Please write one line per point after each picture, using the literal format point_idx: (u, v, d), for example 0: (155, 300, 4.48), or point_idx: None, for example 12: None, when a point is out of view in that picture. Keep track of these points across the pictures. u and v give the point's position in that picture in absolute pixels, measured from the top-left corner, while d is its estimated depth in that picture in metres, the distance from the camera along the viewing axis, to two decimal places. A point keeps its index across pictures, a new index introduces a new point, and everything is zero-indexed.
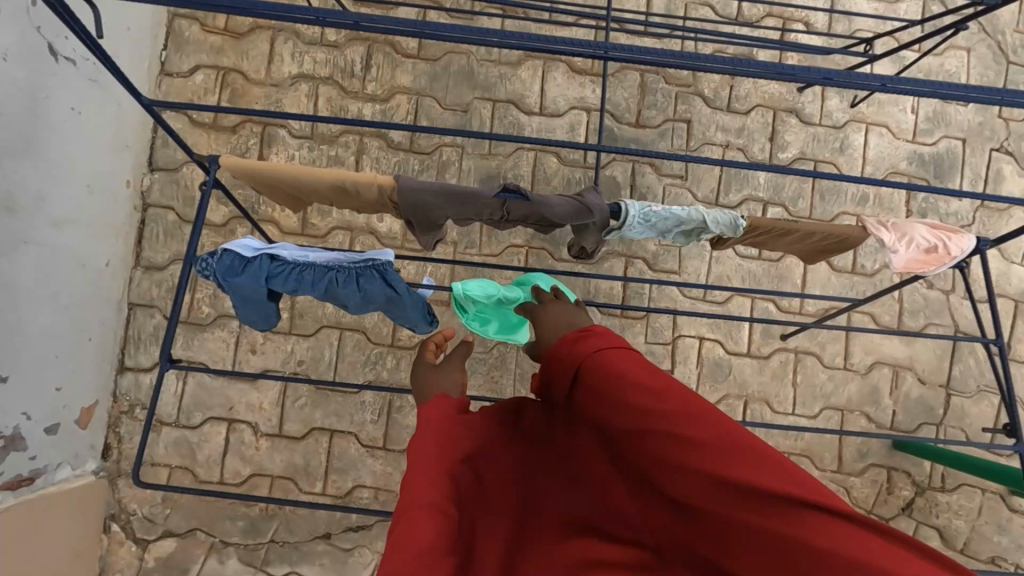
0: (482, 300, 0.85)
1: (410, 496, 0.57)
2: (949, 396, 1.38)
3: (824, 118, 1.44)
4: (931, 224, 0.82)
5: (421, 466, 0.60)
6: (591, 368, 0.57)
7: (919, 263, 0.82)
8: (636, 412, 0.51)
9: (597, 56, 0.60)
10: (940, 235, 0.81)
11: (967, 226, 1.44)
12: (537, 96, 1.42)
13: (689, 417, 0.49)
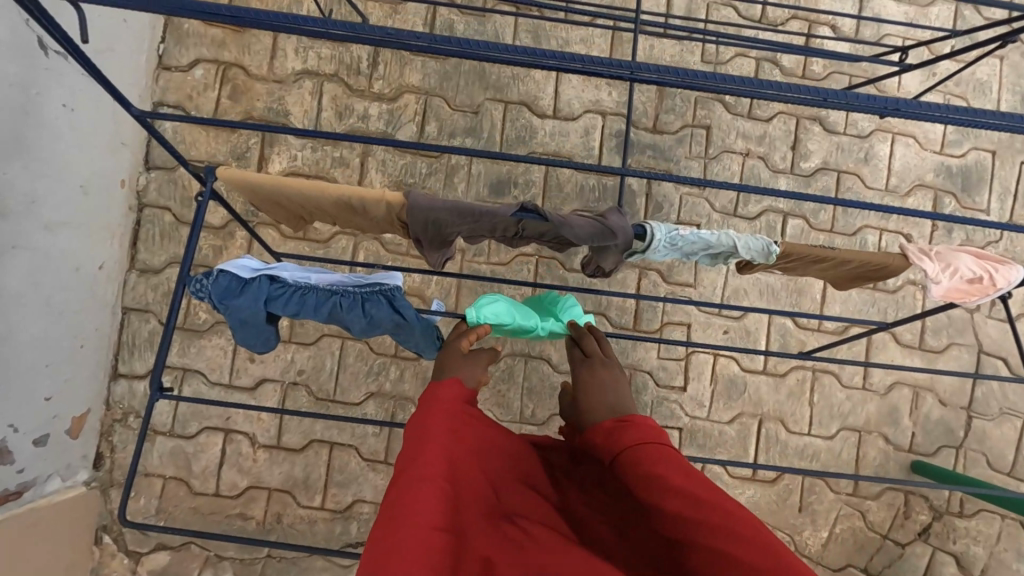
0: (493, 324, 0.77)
1: (411, 481, 0.55)
2: (971, 418, 1.34)
3: (849, 127, 1.38)
4: (976, 253, 0.77)
5: (429, 457, 0.58)
6: (630, 454, 0.59)
7: (960, 293, 0.77)
8: (671, 508, 0.53)
9: (623, 76, 0.53)
10: (986, 266, 0.76)
11: (995, 242, 1.38)
12: (551, 99, 1.36)
13: (729, 533, 0.50)
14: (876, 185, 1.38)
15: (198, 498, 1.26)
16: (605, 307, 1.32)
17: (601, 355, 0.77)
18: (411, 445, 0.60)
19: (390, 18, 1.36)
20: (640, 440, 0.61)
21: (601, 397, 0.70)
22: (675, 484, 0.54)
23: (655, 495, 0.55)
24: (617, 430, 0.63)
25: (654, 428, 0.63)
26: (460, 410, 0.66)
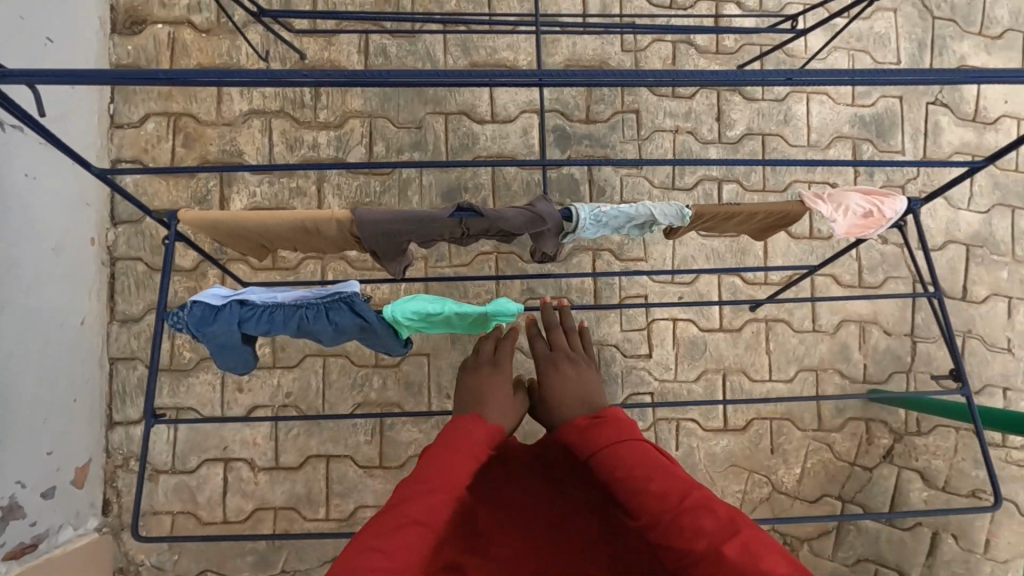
0: (412, 320, 0.79)
1: (417, 493, 0.72)
2: (915, 343, 1.45)
3: (766, 93, 1.48)
4: (865, 191, 0.87)
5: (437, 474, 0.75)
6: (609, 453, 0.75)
7: (859, 228, 0.86)
8: (655, 506, 0.68)
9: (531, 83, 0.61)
10: (873, 201, 0.86)
11: (913, 179, 1.49)
12: (488, 105, 1.45)
13: (708, 529, 0.63)
14: (798, 143, 1.48)
15: (208, 527, 1.32)
16: (566, 291, 1.41)
17: (575, 349, 0.98)
18: (424, 468, 0.77)
19: (326, 51, 1.44)
20: (619, 437, 0.76)
21: (569, 388, 0.92)
22: (656, 485, 0.69)
23: (636, 491, 0.70)
24: (599, 425, 0.80)
25: (638, 426, 0.79)
26: (469, 422, 0.86)
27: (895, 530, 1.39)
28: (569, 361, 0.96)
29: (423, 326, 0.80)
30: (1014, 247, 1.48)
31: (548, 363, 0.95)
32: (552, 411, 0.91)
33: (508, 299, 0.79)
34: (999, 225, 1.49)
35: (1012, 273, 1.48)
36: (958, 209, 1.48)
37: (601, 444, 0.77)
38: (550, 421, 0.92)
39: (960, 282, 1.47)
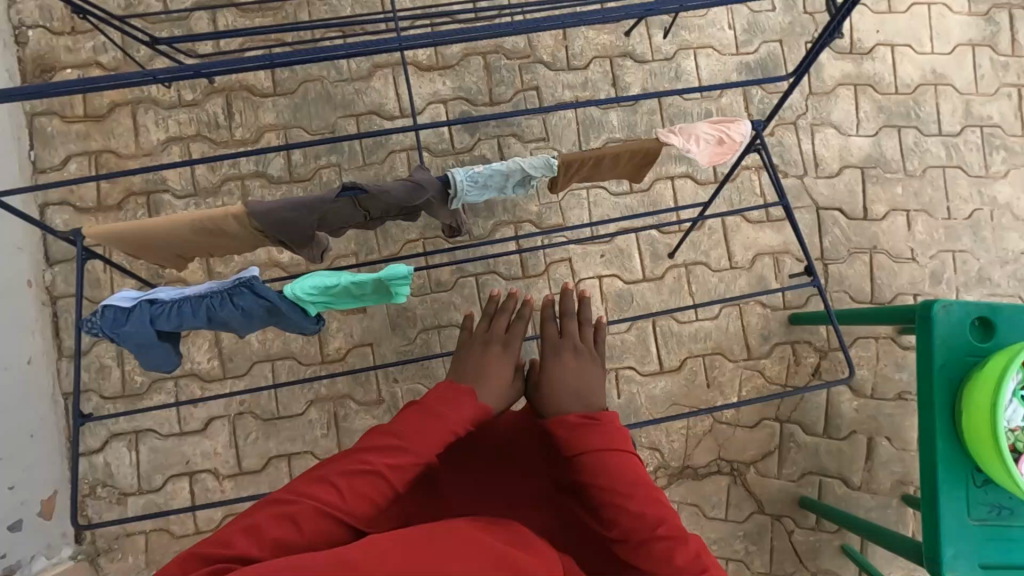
0: (314, 294, 0.86)
1: (390, 448, 0.78)
2: (827, 266, 1.54)
3: (655, 54, 1.57)
4: (714, 120, 0.95)
5: (416, 437, 0.80)
6: (596, 458, 0.85)
7: (716, 155, 0.95)
8: (626, 522, 0.79)
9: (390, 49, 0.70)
10: (722, 128, 0.94)
11: (803, 114, 1.59)
12: (395, 101, 1.52)
13: (672, 555, 0.76)
14: (692, 97, 1.58)
15: (182, 540, 1.36)
16: (494, 265, 1.49)
17: (586, 343, 1.10)
18: (401, 424, 0.82)
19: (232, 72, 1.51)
20: (606, 446, 0.86)
21: (566, 374, 1.02)
22: (635, 505, 0.80)
23: (612, 500, 0.81)
24: (592, 428, 0.88)
25: (628, 437, 0.89)
26: (460, 395, 0.90)
27: (832, 441, 1.48)
28: (573, 350, 1.07)
29: (328, 298, 0.87)
30: (904, 163, 1.59)
31: (556, 349, 1.07)
32: (543, 391, 1.01)
33: (397, 264, 0.85)
34: (887, 145, 1.59)
35: (906, 188, 1.58)
36: (847, 136, 1.59)
37: (590, 447, 0.86)
38: (541, 401, 1.00)
39: (860, 203, 1.57)
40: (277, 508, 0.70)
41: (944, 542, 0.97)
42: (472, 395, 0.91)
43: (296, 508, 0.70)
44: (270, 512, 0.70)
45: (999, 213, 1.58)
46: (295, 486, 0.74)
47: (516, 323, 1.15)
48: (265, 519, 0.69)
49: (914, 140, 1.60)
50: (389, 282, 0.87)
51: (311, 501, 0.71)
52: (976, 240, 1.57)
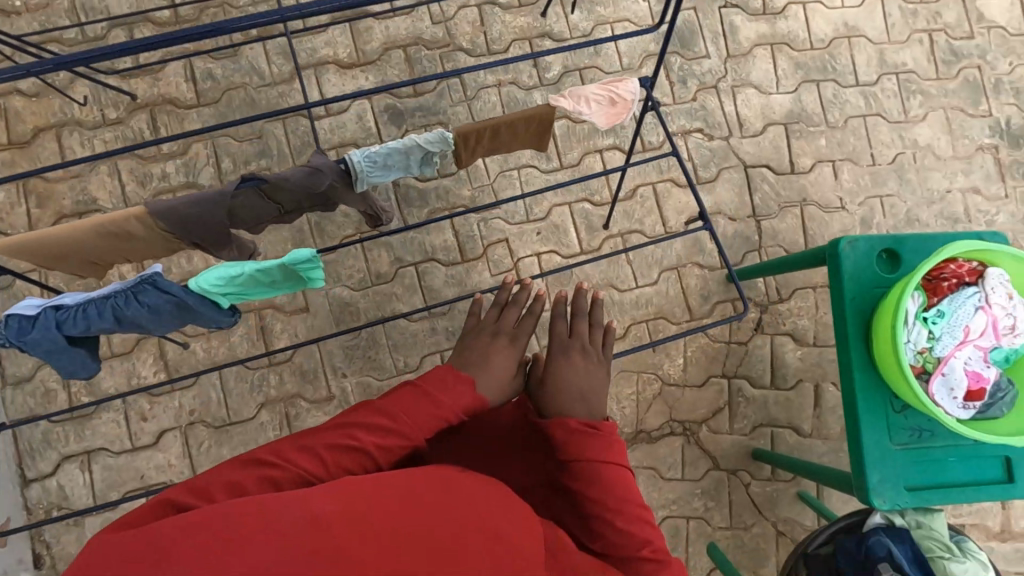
0: (222, 286, 0.87)
1: (384, 425, 0.85)
2: (760, 223, 1.57)
3: (573, 32, 1.60)
4: (603, 81, 0.97)
5: (415, 420, 0.87)
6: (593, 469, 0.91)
7: (608, 113, 0.97)
8: (610, 533, 0.86)
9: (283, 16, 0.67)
10: (610, 88, 0.96)
11: (722, 78, 1.62)
12: (319, 101, 1.54)
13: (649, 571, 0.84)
14: (613, 70, 1.61)
15: None
16: (432, 252, 1.51)
17: (593, 346, 1.20)
18: (399, 404, 0.87)
19: (154, 87, 1.51)
20: (602, 456, 0.93)
21: (571, 375, 1.11)
22: (624, 518, 0.87)
23: (603, 512, 0.87)
24: (593, 439, 0.94)
25: (624, 451, 0.95)
26: (459, 382, 0.95)
27: (780, 391, 1.51)
28: (580, 352, 1.17)
29: (238, 289, 0.88)
30: (825, 115, 1.62)
31: (564, 349, 1.17)
32: (547, 388, 1.09)
33: (299, 248, 0.86)
34: (808, 100, 1.63)
35: (830, 139, 1.62)
36: (768, 94, 1.62)
37: (588, 456, 0.92)
38: (542, 398, 1.08)
39: (786, 158, 1.60)
40: (260, 469, 0.76)
41: (870, 470, 1.00)
42: (469, 383, 0.97)
43: (278, 472, 0.76)
44: (251, 472, 0.76)
45: (921, 155, 1.62)
46: (280, 448, 0.80)
47: (523, 318, 1.24)
48: (248, 478, 0.74)
49: (833, 92, 1.63)
50: (295, 267, 0.88)
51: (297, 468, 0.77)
52: (901, 183, 1.61)
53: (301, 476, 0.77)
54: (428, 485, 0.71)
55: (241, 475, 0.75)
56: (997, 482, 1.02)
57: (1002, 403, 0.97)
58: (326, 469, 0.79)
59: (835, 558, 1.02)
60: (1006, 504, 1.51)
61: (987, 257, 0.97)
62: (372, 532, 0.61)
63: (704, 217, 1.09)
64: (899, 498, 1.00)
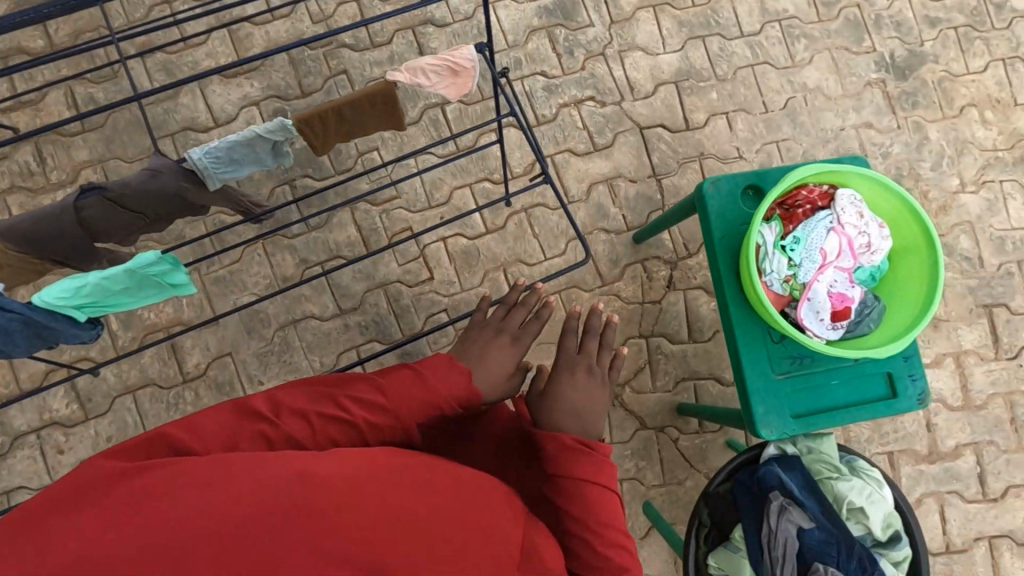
0: (70, 299, 0.87)
1: (380, 405, 0.87)
2: (660, 182, 1.59)
3: (454, 15, 1.61)
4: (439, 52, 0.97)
5: (411, 402, 0.89)
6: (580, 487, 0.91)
7: (446, 83, 0.98)
8: (585, 553, 0.87)
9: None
10: (445, 59, 0.96)
11: (608, 44, 1.63)
12: (206, 112, 1.54)
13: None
14: (499, 49, 1.61)
15: None
16: (337, 250, 1.51)
17: (599, 367, 1.16)
18: (397, 389, 0.90)
19: (36, 118, 1.50)
20: (592, 477, 0.92)
21: (573, 393, 1.07)
22: (602, 540, 0.88)
23: (583, 531, 0.88)
24: (587, 457, 0.93)
25: (614, 475, 0.95)
26: (456, 373, 0.97)
27: (699, 344, 1.52)
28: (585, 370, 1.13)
29: (90, 300, 0.88)
30: (713, 69, 1.64)
31: (569, 365, 1.14)
32: (548, 400, 1.06)
33: (143, 252, 0.87)
34: (695, 56, 1.65)
35: (720, 92, 1.64)
36: (655, 55, 1.64)
37: (582, 475, 0.92)
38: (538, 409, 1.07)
39: (680, 115, 1.62)
40: (256, 426, 0.79)
41: (754, 401, 1.01)
42: (466, 373, 0.98)
43: (273, 432, 0.80)
44: (250, 430, 0.79)
45: (811, 97, 1.65)
46: (280, 406, 0.83)
47: (530, 321, 1.21)
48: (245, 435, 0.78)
49: (720, 46, 1.65)
50: (144, 271, 0.88)
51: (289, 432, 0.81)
52: (795, 126, 1.63)
53: (292, 436, 0.81)
54: (433, 475, 0.69)
55: (242, 434, 0.78)
56: (876, 400, 1.04)
57: (869, 320, 0.98)
58: (316, 438, 0.83)
59: (733, 495, 1.02)
60: (931, 426, 1.53)
61: (839, 178, 0.99)
62: (372, 522, 0.59)
63: (545, 174, 1.12)
64: (786, 426, 1.01)
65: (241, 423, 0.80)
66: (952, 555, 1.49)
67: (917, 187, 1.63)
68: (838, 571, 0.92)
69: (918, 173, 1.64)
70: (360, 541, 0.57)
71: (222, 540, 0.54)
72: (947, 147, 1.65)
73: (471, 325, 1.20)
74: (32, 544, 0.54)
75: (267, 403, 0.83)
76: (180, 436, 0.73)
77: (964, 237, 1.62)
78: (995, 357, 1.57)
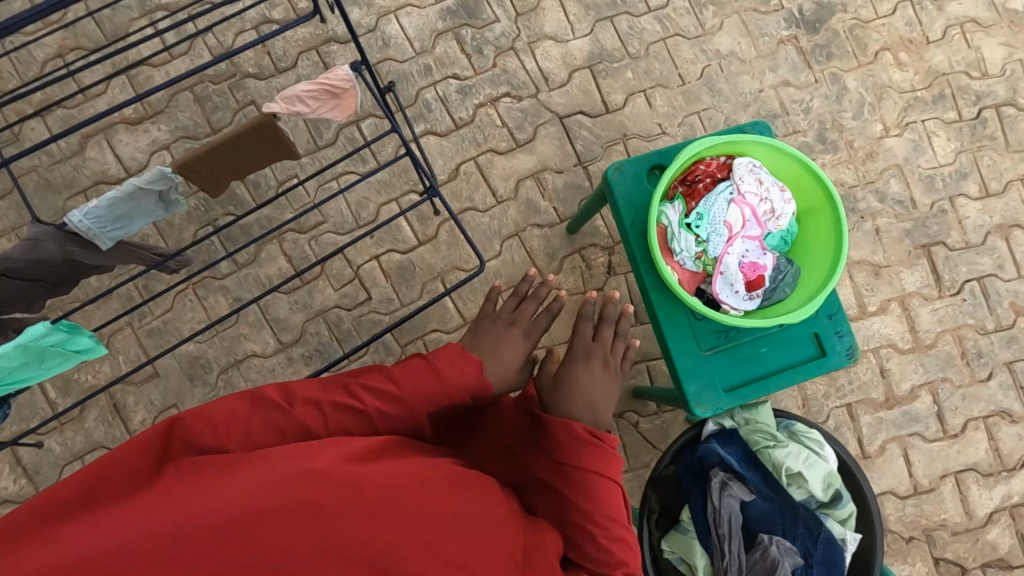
0: None
1: (388, 396, 0.91)
2: (587, 169, 1.58)
3: (357, 30, 1.59)
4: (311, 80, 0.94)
5: (420, 393, 0.92)
6: (583, 477, 0.91)
7: (320, 106, 0.95)
8: (588, 546, 0.88)
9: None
10: (319, 85, 0.94)
11: (517, 38, 1.61)
12: (116, 163, 1.50)
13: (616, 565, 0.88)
14: (407, 57, 1.59)
15: None
16: (270, 284, 1.48)
17: (613, 358, 1.16)
18: (409, 379, 0.93)
19: None
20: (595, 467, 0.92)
21: (587, 385, 1.06)
22: (605, 534, 0.89)
23: (586, 522, 0.88)
24: (595, 449, 0.93)
25: (620, 467, 0.95)
26: (467, 364, 0.98)
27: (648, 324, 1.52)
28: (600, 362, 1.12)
29: None
30: (625, 49, 1.63)
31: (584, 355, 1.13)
32: (559, 390, 1.05)
33: (32, 326, 0.85)
34: (605, 38, 1.63)
35: (635, 71, 1.63)
36: (565, 42, 1.62)
37: (586, 466, 0.92)
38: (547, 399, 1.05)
39: (598, 99, 1.61)
40: (269, 416, 0.83)
41: (685, 381, 1.01)
42: (480, 365, 0.99)
43: (286, 422, 0.82)
44: (265, 419, 0.82)
45: (726, 63, 1.64)
46: (294, 395, 0.87)
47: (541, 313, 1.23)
48: (258, 426, 0.81)
49: (628, 25, 1.64)
50: (37, 344, 0.86)
51: (299, 421, 0.84)
52: (714, 95, 1.63)
53: (304, 426, 0.84)
54: (427, 478, 0.75)
55: (254, 422, 0.81)
56: (806, 362, 1.04)
57: (784, 284, 0.98)
58: (329, 429, 0.85)
59: (681, 479, 1.01)
60: (884, 372, 1.55)
61: (735, 148, 0.98)
62: (371, 521, 0.65)
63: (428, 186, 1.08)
64: (720, 402, 1.01)
65: (256, 412, 0.83)
66: (921, 496, 1.51)
67: (842, 138, 1.64)
68: (785, 540, 0.95)
69: (841, 123, 1.64)
70: (363, 538, 0.63)
71: (231, 532, 0.59)
72: (866, 94, 1.66)
73: (481, 318, 1.21)
74: (50, 537, 0.58)
75: (280, 392, 0.87)
76: (189, 426, 0.76)
77: (894, 181, 1.63)
78: (939, 296, 1.59)
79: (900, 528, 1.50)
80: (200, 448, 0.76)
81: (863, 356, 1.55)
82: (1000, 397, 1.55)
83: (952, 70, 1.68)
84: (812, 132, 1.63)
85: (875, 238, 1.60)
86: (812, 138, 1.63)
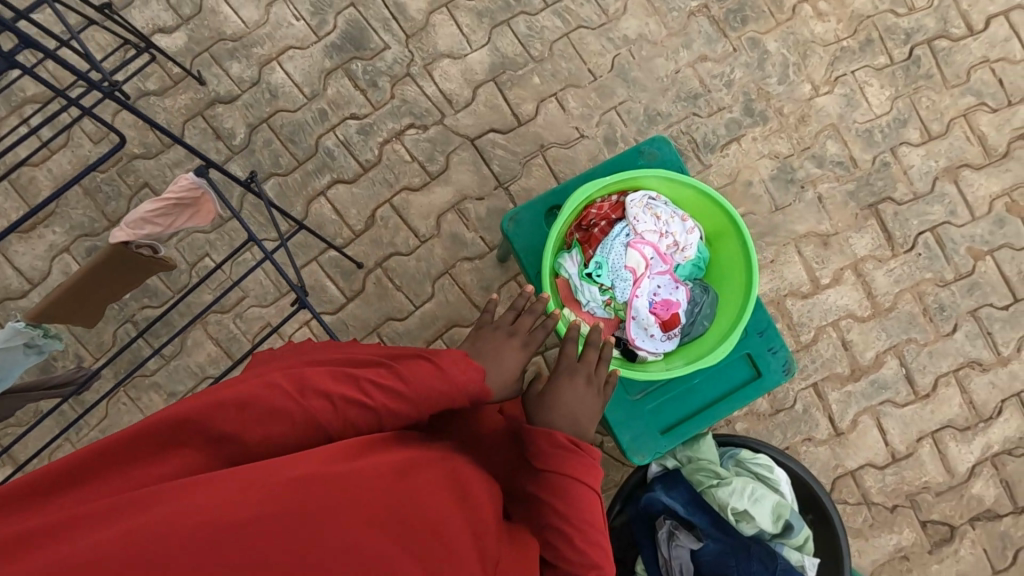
0: None
1: (392, 389, 0.76)
2: (508, 190, 1.50)
3: (241, 85, 1.48)
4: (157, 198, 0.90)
5: (423, 392, 0.77)
6: (565, 481, 0.78)
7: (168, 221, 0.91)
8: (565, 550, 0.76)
9: None
10: (167, 203, 0.90)
11: (411, 61, 1.51)
12: (17, 276, 1.43)
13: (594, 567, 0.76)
14: (299, 105, 1.49)
15: None
16: (202, 371, 1.43)
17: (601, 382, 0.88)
18: (411, 374, 0.78)
19: None
20: (577, 472, 0.79)
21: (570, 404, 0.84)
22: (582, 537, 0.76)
23: (565, 525, 0.76)
24: (575, 456, 0.80)
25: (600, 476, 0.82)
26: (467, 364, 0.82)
27: None
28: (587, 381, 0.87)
29: None
30: (528, 52, 1.53)
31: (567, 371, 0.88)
32: (541, 405, 0.85)
33: None
34: (504, 44, 1.52)
35: (542, 74, 1.53)
36: (463, 56, 1.52)
37: (564, 470, 0.79)
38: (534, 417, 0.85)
39: (507, 113, 1.51)
40: (271, 402, 0.69)
41: (620, 431, 0.96)
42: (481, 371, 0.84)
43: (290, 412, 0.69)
44: (267, 405, 0.69)
45: (636, 48, 1.54)
46: (300, 381, 0.73)
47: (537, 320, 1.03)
48: (259, 410, 0.68)
49: (527, 25, 1.53)
50: None
51: (300, 411, 0.70)
52: (630, 85, 1.53)
53: (313, 416, 0.70)
54: (422, 471, 0.70)
55: (255, 408, 0.68)
56: (744, 385, 0.99)
57: (702, 317, 0.93)
58: (337, 421, 0.72)
59: (632, 526, 1.02)
60: (847, 344, 1.50)
61: (631, 183, 0.92)
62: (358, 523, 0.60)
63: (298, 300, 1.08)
64: (657, 446, 0.97)
65: (255, 393, 0.69)
66: (899, 463, 1.48)
67: (771, 106, 1.55)
68: None
69: (766, 91, 1.55)
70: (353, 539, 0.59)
71: (229, 523, 0.55)
72: (789, 55, 1.56)
73: (481, 327, 0.93)
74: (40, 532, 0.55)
75: (288, 374, 0.74)
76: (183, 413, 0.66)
77: (831, 142, 1.54)
78: (892, 255, 1.52)
79: (883, 499, 1.48)
80: (207, 434, 0.66)
81: (823, 332, 1.50)
82: (968, 348, 1.51)
83: (877, 11, 1.57)
84: (738, 106, 1.54)
85: (819, 207, 1.53)
86: (739, 112, 1.54)
